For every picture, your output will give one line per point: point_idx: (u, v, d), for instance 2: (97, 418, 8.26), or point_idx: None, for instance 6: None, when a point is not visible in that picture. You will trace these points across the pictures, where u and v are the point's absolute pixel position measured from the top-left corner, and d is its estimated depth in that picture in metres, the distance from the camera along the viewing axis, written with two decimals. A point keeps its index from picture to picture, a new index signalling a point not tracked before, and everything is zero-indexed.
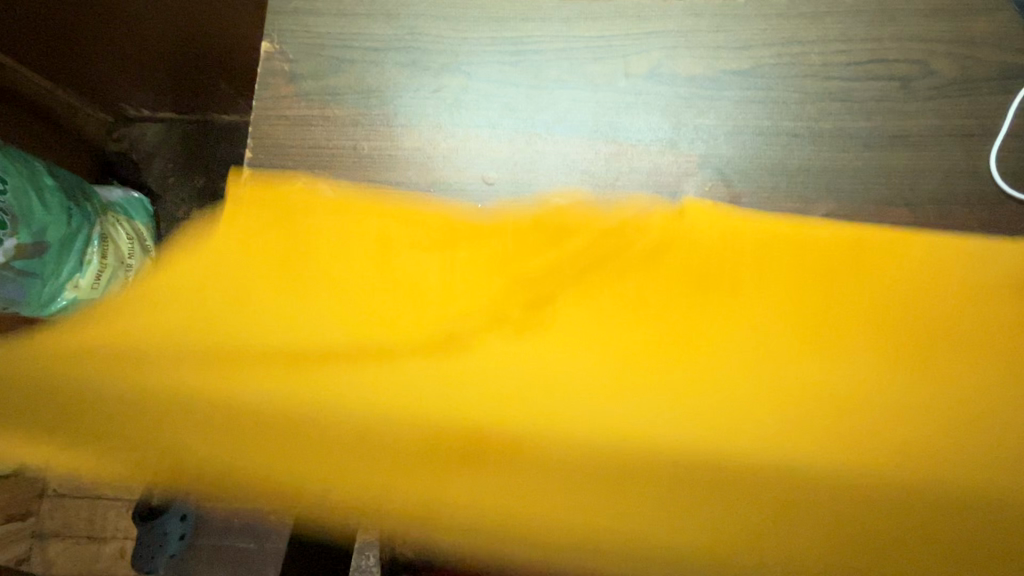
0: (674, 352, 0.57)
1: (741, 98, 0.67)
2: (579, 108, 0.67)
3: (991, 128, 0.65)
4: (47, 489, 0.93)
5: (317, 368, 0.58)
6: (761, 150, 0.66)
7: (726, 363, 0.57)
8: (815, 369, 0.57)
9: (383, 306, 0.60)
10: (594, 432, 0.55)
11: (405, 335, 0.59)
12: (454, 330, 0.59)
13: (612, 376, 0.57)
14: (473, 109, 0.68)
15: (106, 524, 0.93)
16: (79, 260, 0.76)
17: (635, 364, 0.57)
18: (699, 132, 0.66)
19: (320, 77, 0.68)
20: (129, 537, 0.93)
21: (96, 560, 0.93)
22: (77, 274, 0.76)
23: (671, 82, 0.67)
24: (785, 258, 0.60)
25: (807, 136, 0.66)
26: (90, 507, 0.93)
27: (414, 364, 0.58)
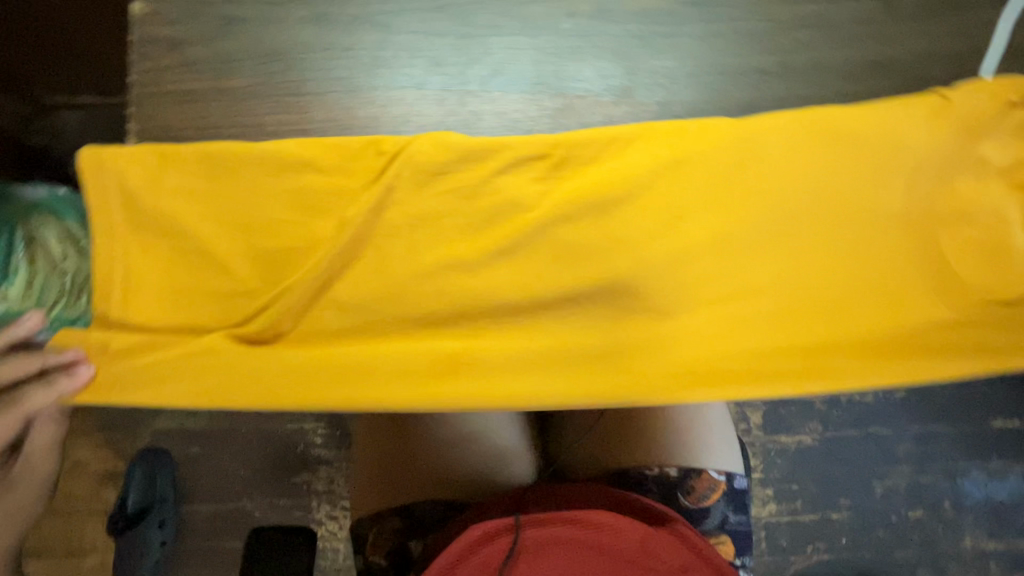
0: (831, 322, 0.49)
1: (699, 33, 0.67)
2: (517, 58, 0.67)
3: (931, 50, 0.67)
4: None
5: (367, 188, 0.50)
6: (721, 90, 0.68)
7: (775, 239, 0.50)
8: (741, 225, 0.50)
9: (338, 308, 0.49)
10: (290, 183, 0.51)
11: (397, 337, 0.49)
12: (639, 256, 0.49)
13: (785, 147, 0.50)
14: (394, 67, 0.67)
15: (82, 538, 0.89)
16: None
17: (567, 231, 0.50)
18: (655, 75, 0.68)
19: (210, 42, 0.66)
20: (110, 549, 0.88)
21: None
22: None
23: (619, 20, 0.67)
24: (733, 191, 0.50)
25: (775, 73, 0.68)
26: (63, 523, 0.89)
27: (461, 287, 0.49)
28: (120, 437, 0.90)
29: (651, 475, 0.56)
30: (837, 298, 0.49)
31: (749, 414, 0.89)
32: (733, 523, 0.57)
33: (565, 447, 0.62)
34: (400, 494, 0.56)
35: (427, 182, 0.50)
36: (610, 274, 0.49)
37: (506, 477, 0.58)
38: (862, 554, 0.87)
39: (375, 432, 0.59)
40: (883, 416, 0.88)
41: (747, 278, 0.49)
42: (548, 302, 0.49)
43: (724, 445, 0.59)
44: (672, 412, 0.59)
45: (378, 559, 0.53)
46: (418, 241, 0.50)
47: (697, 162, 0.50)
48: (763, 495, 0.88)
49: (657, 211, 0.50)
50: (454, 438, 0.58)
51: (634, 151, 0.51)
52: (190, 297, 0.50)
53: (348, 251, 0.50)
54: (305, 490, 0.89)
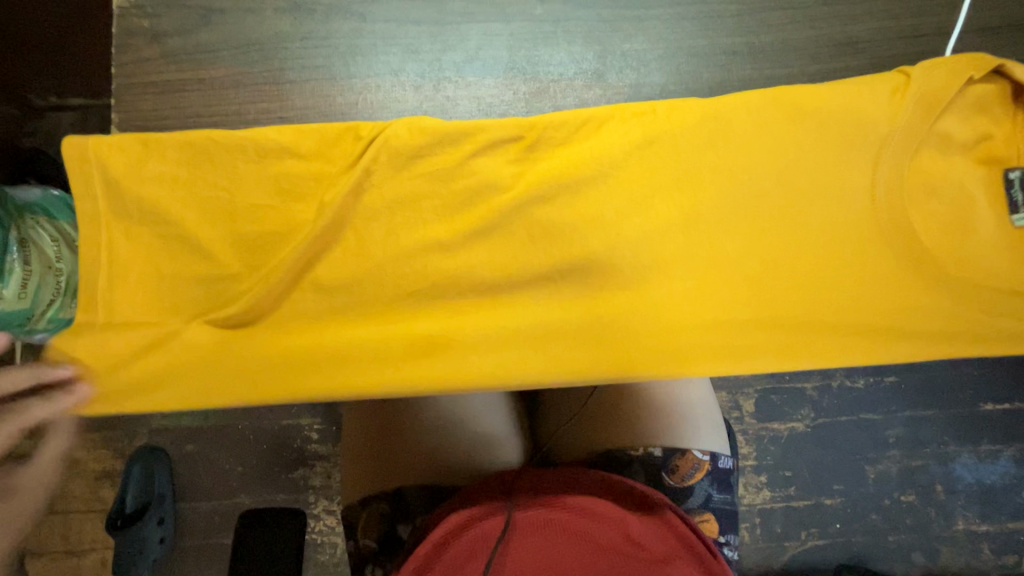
0: (796, 295, 0.50)
1: (670, 15, 0.68)
2: (493, 43, 0.68)
3: (900, 29, 0.68)
4: None
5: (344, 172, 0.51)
6: (694, 72, 0.68)
7: (747, 217, 0.51)
8: (715, 203, 0.51)
9: (326, 291, 0.51)
10: (272, 169, 0.52)
11: (386, 318, 0.51)
12: (612, 233, 0.51)
13: (756, 126, 0.51)
14: (371, 55, 0.68)
15: (82, 537, 0.89)
16: None
17: (549, 211, 0.51)
18: (628, 59, 0.68)
19: (186, 34, 0.67)
20: (109, 547, 0.89)
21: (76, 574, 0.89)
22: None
23: (592, 5, 0.68)
24: (708, 168, 0.51)
25: (745, 53, 0.69)
26: (62, 522, 0.89)
27: (440, 269, 0.51)
28: (117, 436, 0.90)
29: (636, 454, 0.57)
30: (805, 272, 0.51)
31: (742, 402, 0.89)
32: (717, 501, 0.58)
33: (551, 431, 0.63)
34: (388, 480, 0.56)
35: (409, 166, 0.51)
36: (590, 252, 0.51)
37: (491, 461, 0.58)
38: (855, 538, 0.88)
39: (362, 420, 0.60)
40: (873, 400, 0.89)
41: (721, 254, 0.51)
42: (524, 279, 0.51)
43: (709, 428, 0.60)
44: (656, 397, 0.60)
45: (370, 543, 0.54)
46: (402, 223, 0.51)
47: (672, 142, 0.51)
48: (757, 483, 0.89)
49: (634, 191, 0.51)
50: (439, 423, 0.59)
51: (611, 131, 0.52)
52: (179, 281, 0.51)
53: (334, 236, 0.51)
54: (302, 485, 0.90)
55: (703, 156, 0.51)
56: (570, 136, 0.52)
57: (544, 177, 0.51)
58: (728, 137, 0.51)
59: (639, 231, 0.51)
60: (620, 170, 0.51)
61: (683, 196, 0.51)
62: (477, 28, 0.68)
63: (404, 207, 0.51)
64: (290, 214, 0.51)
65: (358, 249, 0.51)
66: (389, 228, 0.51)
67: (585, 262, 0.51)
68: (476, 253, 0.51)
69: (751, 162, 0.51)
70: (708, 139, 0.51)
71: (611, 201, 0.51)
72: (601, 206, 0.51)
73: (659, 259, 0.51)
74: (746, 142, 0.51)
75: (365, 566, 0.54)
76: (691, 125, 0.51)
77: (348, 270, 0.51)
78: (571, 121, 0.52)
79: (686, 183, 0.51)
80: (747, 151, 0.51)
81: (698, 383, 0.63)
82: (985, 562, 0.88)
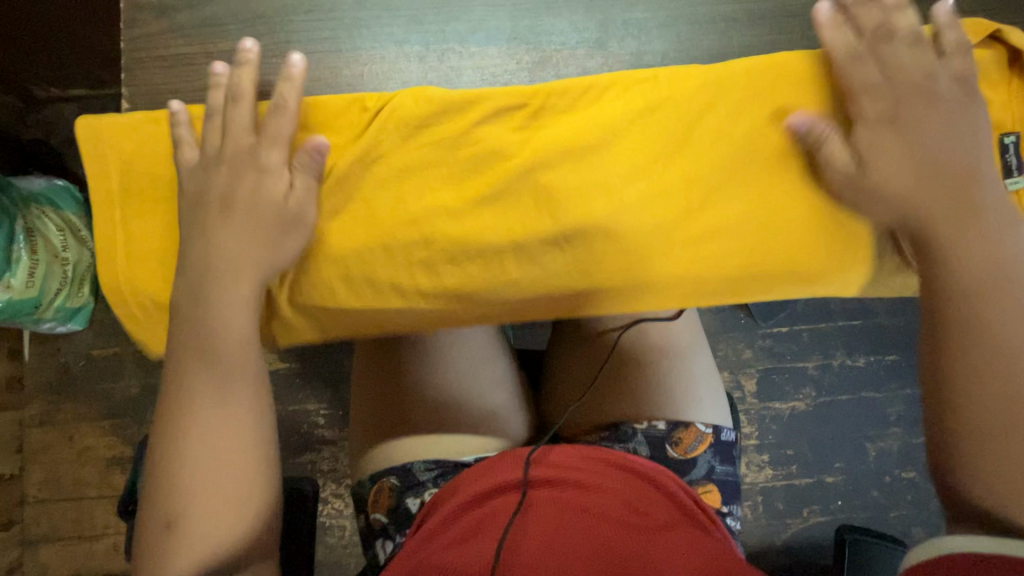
0: (780, 262, 0.53)
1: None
2: (495, 17, 0.68)
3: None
4: (26, 496, 0.90)
5: (353, 144, 0.52)
6: (696, 49, 0.69)
7: (744, 183, 0.52)
8: (713, 169, 0.52)
9: (331, 263, 0.52)
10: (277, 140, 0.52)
11: (390, 287, 0.52)
12: (616, 201, 0.52)
13: (753, 91, 0.52)
14: (374, 28, 0.68)
15: (94, 522, 0.91)
16: (5, 260, 0.71)
17: (552, 176, 0.52)
18: (629, 27, 0.68)
19: (193, 8, 0.67)
20: (121, 532, 0.90)
21: (90, 559, 0.91)
22: (5, 274, 0.71)
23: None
24: (706, 134, 0.52)
25: (746, 19, 0.68)
26: (75, 508, 0.91)
27: (447, 240, 0.52)
28: (127, 423, 0.92)
29: (640, 428, 0.58)
30: (795, 241, 0.52)
31: (744, 382, 0.90)
32: (720, 473, 0.59)
33: (555, 407, 0.64)
34: (394, 454, 0.58)
35: (412, 128, 0.52)
36: (590, 220, 0.51)
37: (495, 430, 0.60)
38: (856, 515, 0.89)
39: (368, 394, 0.61)
40: (874, 379, 0.90)
41: (715, 222, 0.52)
42: (528, 247, 0.52)
43: (711, 402, 0.61)
44: (658, 373, 0.61)
45: (379, 517, 0.56)
46: (405, 193, 0.52)
47: (670, 106, 0.52)
48: (759, 461, 0.90)
49: (633, 156, 0.52)
50: (443, 396, 0.60)
51: (611, 95, 0.52)
52: None
53: (339, 208, 0.52)
54: (310, 469, 0.91)
55: (701, 122, 0.52)
56: (572, 101, 0.52)
57: (543, 142, 0.52)
58: (728, 102, 0.52)
59: (639, 198, 0.52)
60: (621, 136, 0.52)
61: (680, 163, 0.52)
62: (480, 6, 0.68)
63: (407, 176, 0.52)
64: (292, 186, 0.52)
65: (362, 221, 0.52)
66: (393, 198, 0.52)
67: (585, 232, 0.52)
68: (479, 226, 0.52)
69: (749, 126, 0.52)
70: (706, 104, 0.52)
71: (611, 167, 0.52)
72: (603, 172, 0.52)
73: (656, 229, 0.52)
74: (745, 106, 0.52)
75: (374, 540, 0.56)
76: (692, 89, 0.52)
77: (349, 241, 0.52)
78: (572, 87, 0.52)
79: (685, 148, 0.52)
80: (744, 116, 0.52)
81: (700, 359, 0.64)
82: None
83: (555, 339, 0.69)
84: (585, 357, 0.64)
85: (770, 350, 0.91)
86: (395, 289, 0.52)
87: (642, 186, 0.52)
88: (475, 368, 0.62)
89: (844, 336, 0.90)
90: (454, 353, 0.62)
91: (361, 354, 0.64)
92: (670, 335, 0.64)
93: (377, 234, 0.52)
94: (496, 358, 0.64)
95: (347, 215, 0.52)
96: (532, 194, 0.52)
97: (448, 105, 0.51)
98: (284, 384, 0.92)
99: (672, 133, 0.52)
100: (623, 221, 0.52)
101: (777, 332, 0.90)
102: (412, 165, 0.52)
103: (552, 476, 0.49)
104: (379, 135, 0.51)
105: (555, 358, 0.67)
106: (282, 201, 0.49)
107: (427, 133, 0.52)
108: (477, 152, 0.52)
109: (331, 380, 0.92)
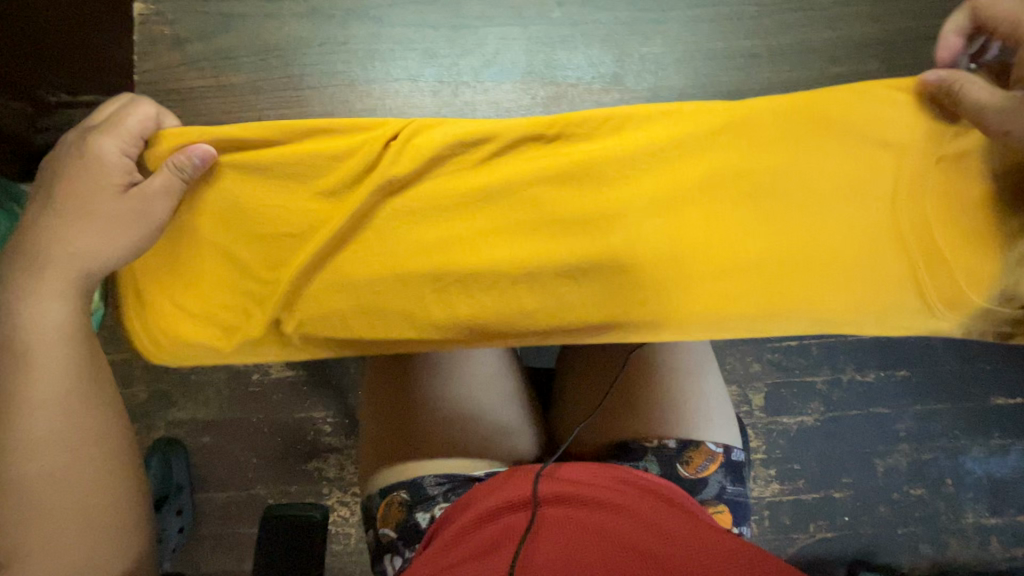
0: (796, 292, 0.52)
1: (687, 18, 0.68)
2: (511, 47, 0.68)
3: (918, 31, 0.68)
4: None
5: (367, 166, 0.51)
6: (709, 68, 0.68)
7: (760, 211, 0.51)
8: (730, 197, 0.51)
9: (346, 289, 0.53)
10: (286, 161, 0.51)
11: (404, 312, 0.53)
12: (629, 236, 0.51)
13: (776, 114, 0.50)
14: (389, 60, 0.68)
15: None
16: None
17: (567, 204, 0.51)
18: (647, 62, 0.68)
19: (206, 38, 0.68)
20: None
21: None
22: None
23: (610, 8, 0.68)
24: (723, 159, 0.51)
25: (764, 56, 0.68)
26: None
27: (460, 274, 0.52)
28: (135, 429, 0.92)
29: (651, 446, 0.57)
30: (813, 273, 0.52)
31: (751, 396, 0.90)
32: (731, 493, 0.58)
33: (565, 423, 0.64)
34: (404, 469, 0.57)
35: (426, 153, 0.50)
36: (604, 249, 0.51)
37: (505, 450, 0.59)
38: (864, 531, 0.88)
39: (377, 411, 0.61)
40: (884, 394, 0.89)
41: (730, 251, 0.52)
42: (540, 278, 0.52)
43: (722, 421, 0.61)
44: (668, 392, 0.61)
45: (388, 531, 0.55)
46: (419, 220, 0.52)
47: (690, 132, 0.51)
48: (766, 476, 0.89)
49: (651, 183, 0.51)
50: (453, 414, 0.59)
51: (631, 122, 0.51)
52: (209, 279, 0.54)
53: (354, 234, 0.52)
54: (316, 477, 0.91)
55: (721, 148, 0.51)
56: (590, 126, 0.51)
57: (560, 171, 0.51)
58: (751, 128, 0.51)
59: (654, 226, 0.51)
60: (641, 161, 0.51)
61: (698, 190, 0.51)
62: (496, 32, 0.68)
63: (421, 202, 0.51)
64: (305, 211, 0.52)
65: (377, 245, 0.52)
66: (409, 224, 0.52)
67: (598, 260, 0.52)
68: (493, 252, 0.52)
69: (770, 153, 0.51)
70: (728, 130, 0.51)
71: (627, 196, 0.51)
72: (619, 200, 0.51)
73: (672, 257, 0.52)
74: (768, 131, 0.51)
75: (383, 555, 0.56)
76: (714, 115, 0.51)
77: (363, 266, 0.52)
78: (592, 115, 0.51)
79: (703, 175, 0.51)
80: (765, 142, 0.51)
81: (710, 378, 0.63)
82: (994, 555, 0.88)
83: (565, 355, 0.68)
84: (595, 374, 0.64)
85: (779, 364, 0.90)
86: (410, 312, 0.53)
87: (658, 213, 0.51)
88: (485, 387, 0.62)
89: (853, 351, 0.89)
90: (464, 372, 0.61)
91: (371, 373, 0.64)
92: (680, 352, 0.63)
93: (391, 260, 0.52)
94: (506, 376, 0.64)
95: (363, 240, 0.52)
96: (547, 222, 0.52)
97: (465, 135, 0.51)
98: (291, 392, 0.92)
99: (692, 159, 0.51)
100: (637, 248, 0.51)
101: (785, 346, 0.90)
102: (427, 191, 0.51)
103: (564, 489, 0.49)
104: (395, 164, 0.51)
105: (565, 374, 0.67)
106: (119, 197, 0.49)
107: (444, 162, 0.51)
108: (490, 177, 0.51)
109: (337, 389, 0.92)
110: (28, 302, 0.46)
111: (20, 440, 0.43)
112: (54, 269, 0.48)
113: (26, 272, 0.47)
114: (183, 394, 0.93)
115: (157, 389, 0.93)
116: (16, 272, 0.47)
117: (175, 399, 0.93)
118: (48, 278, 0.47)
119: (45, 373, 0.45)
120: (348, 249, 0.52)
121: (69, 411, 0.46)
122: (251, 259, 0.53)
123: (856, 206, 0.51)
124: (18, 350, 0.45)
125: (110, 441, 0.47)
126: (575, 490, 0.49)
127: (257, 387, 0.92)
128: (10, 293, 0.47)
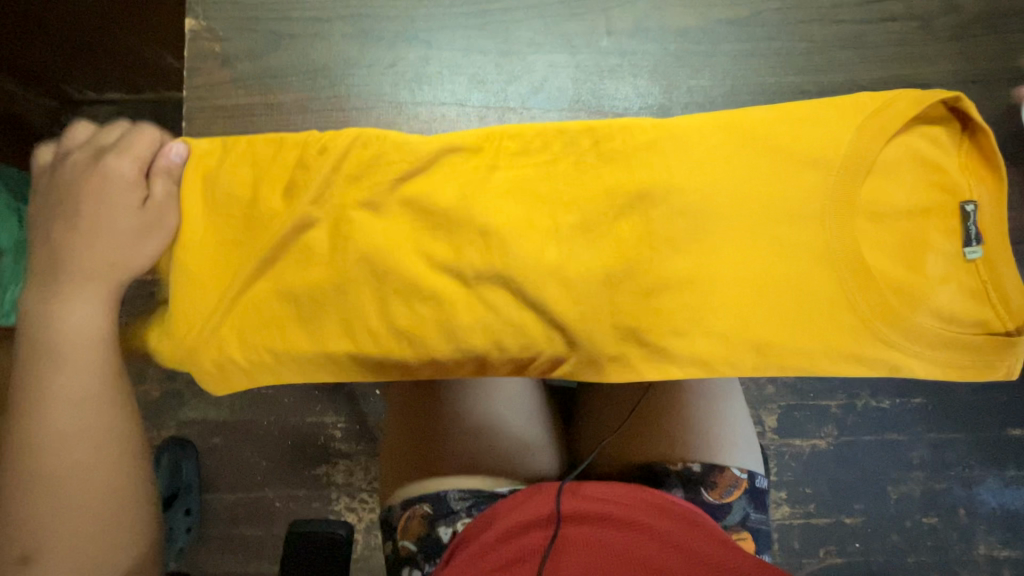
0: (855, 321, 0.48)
1: (737, 50, 0.68)
2: (556, 74, 0.69)
3: (956, 69, 0.68)
4: None
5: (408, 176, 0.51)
6: (741, 94, 0.68)
7: (816, 235, 0.48)
8: (781, 218, 0.49)
9: (375, 300, 0.51)
10: (332, 167, 0.51)
11: (435, 326, 0.50)
12: (679, 262, 0.49)
13: (828, 133, 0.49)
14: (437, 83, 0.69)
15: None
16: None
17: (609, 218, 0.50)
18: (692, 94, 0.68)
19: (253, 55, 0.69)
20: None
21: None
22: None
23: (654, 39, 0.69)
24: (772, 178, 0.49)
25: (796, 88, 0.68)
26: None
27: (493, 285, 0.50)
28: (146, 426, 0.93)
29: (675, 470, 0.57)
30: (877, 302, 0.48)
31: (765, 417, 0.89)
32: (754, 520, 0.58)
33: (586, 441, 0.64)
34: (427, 485, 0.57)
35: (472, 166, 0.51)
36: (649, 268, 0.49)
37: (529, 469, 0.59)
38: (874, 558, 0.87)
39: (401, 425, 0.61)
40: (899, 421, 0.88)
41: (781, 275, 0.49)
42: (582, 296, 0.49)
43: (745, 447, 0.60)
44: (691, 415, 0.60)
45: (408, 544, 0.56)
46: (456, 229, 0.50)
47: (738, 149, 0.50)
48: (777, 498, 0.89)
49: (699, 200, 0.49)
50: (478, 431, 0.59)
51: (676, 137, 0.50)
52: (232, 283, 0.51)
53: (388, 242, 0.50)
54: (325, 482, 0.91)
55: (774, 166, 0.49)
56: (634, 142, 0.51)
57: (602, 184, 0.50)
58: (804, 145, 0.49)
59: (700, 247, 0.49)
60: (688, 177, 0.49)
61: (749, 208, 0.49)
62: (544, 60, 0.69)
63: (459, 210, 0.50)
64: (344, 216, 0.51)
65: (410, 253, 0.50)
66: (445, 233, 0.50)
67: (641, 280, 0.49)
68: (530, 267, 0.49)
69: (826, 171, 0.48)
70: (780, 146, 0.49)
71: (674, 212, 0.49)
72: (665, 216, 0.49)
73: (720, 281, 0.49)
74: (824, 149, 0.48)
75: (401, 567, 0.56)
76: (763, 132, 0.49)
77: (395, 277, 0.50)
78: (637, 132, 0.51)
79: (755, 195, 0.49)
80: (821, 159, 0.48)
81: (732, 403, 0.63)
82: None
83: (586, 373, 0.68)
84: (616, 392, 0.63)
85: (794, 387, 0.89)
86: (441, 326, 0.50)
87: (705, 232, 0.49)
88: (510, 404, 0.61)
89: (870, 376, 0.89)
90: (490, 388, 0.61)
91: (394, 390, 0.63)
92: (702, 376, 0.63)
93: (425, 271, 0.50)
94: (529, 393, 0.64)
95: (396, 247, 0.50)
96: (588, 237, 0.50)
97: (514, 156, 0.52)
98: (303, 396, 0.92)
99: (742, 177, 0.49)
100: (681, 270, 0.49)
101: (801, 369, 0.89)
102: (466, 198, 0.50)
103: (585, 509, 0.49)
104: (439, 174, 0.51)
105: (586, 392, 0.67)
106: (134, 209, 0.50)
107: (487, 174, 0.51)
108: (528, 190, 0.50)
109: (349, 395, 0.92)
110: (61, 303, 0.47)
111: (43, 434, 0.45)
112: (77, 274, 0.48)
113: (55, 275, 0.48)
114: (196, 394, 0.93)
115: (170, 388, 0.93)
116: (47, 275, 0.48)
117: (186, 398, 0.93)
118: (73, 282, 0.48)
119: (76, 371, 0.46)
120: (380, 257, 0.50)
121: (98, 410, 0.46)
122: (280, 264, 0.51)
123: (910, 232, 0.49)
124: (50, 350, 0.46)
125: (132, 441, 0.48)
126: (597, 510, 0.49)
127: (269, 390, 0.92)
128: (43, 295, 0.48)
